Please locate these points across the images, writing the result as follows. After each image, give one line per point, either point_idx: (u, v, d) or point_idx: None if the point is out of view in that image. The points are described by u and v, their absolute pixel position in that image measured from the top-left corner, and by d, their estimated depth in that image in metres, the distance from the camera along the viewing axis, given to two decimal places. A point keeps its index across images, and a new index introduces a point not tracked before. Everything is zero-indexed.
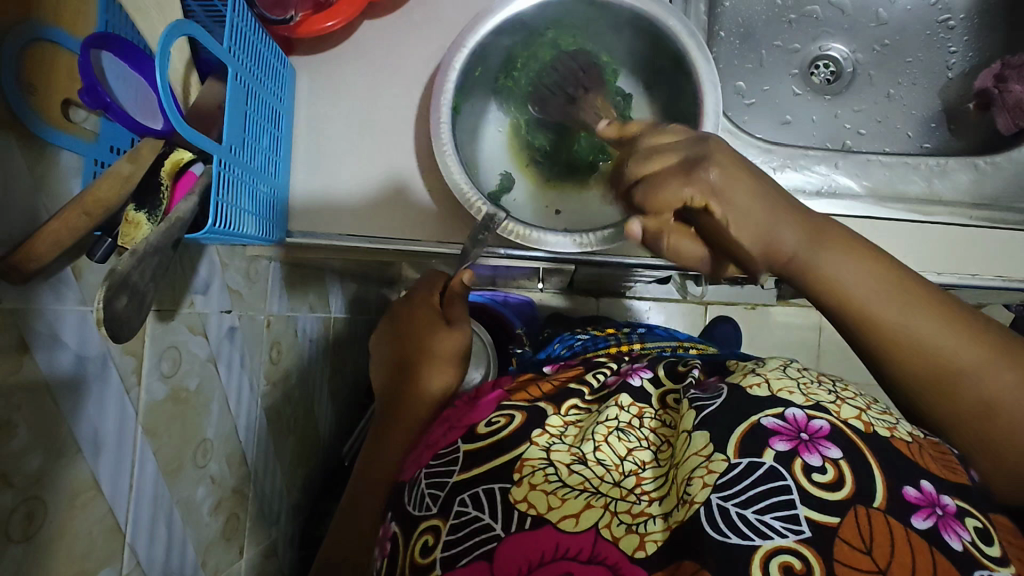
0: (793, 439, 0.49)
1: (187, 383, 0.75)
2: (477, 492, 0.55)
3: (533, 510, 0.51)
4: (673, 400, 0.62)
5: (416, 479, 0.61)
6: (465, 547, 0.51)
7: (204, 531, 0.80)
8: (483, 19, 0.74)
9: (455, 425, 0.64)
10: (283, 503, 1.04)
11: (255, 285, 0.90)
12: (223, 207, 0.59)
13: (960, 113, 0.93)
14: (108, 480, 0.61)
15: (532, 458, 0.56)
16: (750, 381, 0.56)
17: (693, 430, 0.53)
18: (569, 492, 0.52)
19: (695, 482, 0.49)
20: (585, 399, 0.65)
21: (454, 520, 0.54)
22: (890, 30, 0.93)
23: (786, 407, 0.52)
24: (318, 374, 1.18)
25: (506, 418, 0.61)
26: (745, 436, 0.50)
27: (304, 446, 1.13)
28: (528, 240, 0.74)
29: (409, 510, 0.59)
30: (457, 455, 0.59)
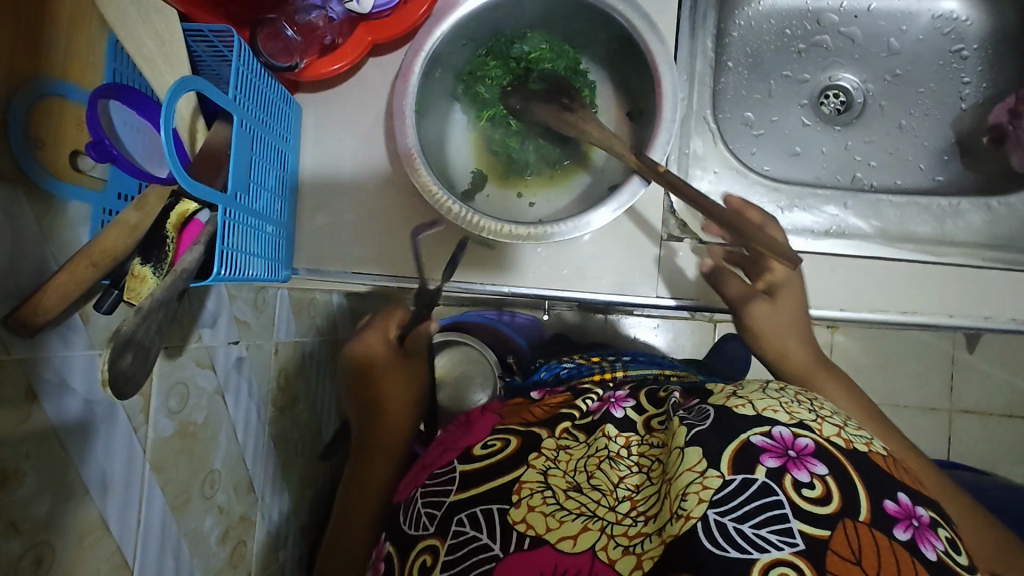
0: (782, 456, 0.47)
1: (195, 417, 0.75)
2: (474, 512, 0.54)
3: (532, 530, 0.51)
4: (658, 422, 0.60)
5: (411, 499, 0.61)
6: (464, 566, 0.51)
7: (211, 560, 0.81)
8: (440, 19, 0.61)
9: (454, 447, 0.64)
10: (291, 526, 1.05)
11: (263, 314, 0.92)
12: (227, 252, 0.59)
13: (974, 146, 0.90)
14: (116, 520, 0.62)
15: (530, 480, 0.55)
16: (733, 401, 0.53)
17: (686, 446, 0.50)
18: (565, 515, 0.52)
19: (690, 497, 0.46)
20: (575, 423, 0.63)
21: (452, 540, 0.53)
22: (903, 59, 0.91)
23: (773, 426, 0.49)
24: (324, 398, 1.18)
25: (502, 443, 0.60)
26: (735, 455, 0.47)
27: (311, 470, 1.13)
28: (504, 236, 0.61)
29: (406, 531, 0.58)
30: (452, 475, 0.59)
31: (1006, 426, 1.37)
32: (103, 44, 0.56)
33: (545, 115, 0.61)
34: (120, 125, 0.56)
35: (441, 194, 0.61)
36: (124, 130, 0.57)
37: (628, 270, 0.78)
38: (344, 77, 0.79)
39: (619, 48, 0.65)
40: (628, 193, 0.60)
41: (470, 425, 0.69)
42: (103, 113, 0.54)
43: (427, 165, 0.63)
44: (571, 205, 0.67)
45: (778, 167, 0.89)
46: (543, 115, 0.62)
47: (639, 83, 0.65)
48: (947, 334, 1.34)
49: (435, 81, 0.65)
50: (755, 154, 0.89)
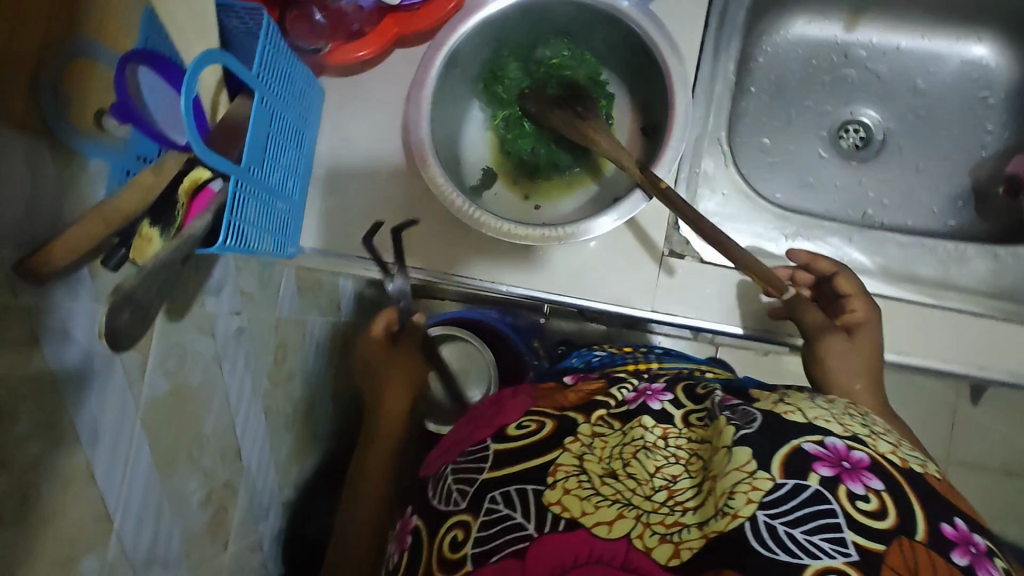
0: (836, 466, 0.46)
1: (191, 380, 0.77)
2: (508, 491, 0.52)
3: (568, 513, 0.48)
4: (697, 419, 0.57)
5: (440, 475, 0.59)
6: (497, 543, 0.49)
7: (191, 521, 0.83)
8: (465, 18, 0.62)
9: (487, 425, 0.61)
10: (273, 499, 1.06)
11: (267, 287, 0.94)
12: (234, 224, 0.60)
13: (989, 197, 0.87)
14: (102, 470, 0.64)
15: (566, 463, 0.52)
16: (783, 408, 0.53)
17: (733, 447, 0.49)
18: (600, 502, 0.49)
19: (738, 496, 0.46)
20: (610, 411, 0.58)
21: (485, 517, 0.51)
22: (928, 101, 0.90)
23: (825, 436, 0.49)
24: (319, 376, 1.19)
25: (537, 426, 0.57)
26: (788, 458, 0.47)
27: (299, 447, 1.14)
28: (502, 234, 0.62)
29: (434, 506, 0.56)
30: (485, 454, 0.56)
31: (1002, 482, 1.34)
32: (138, 12, 0.58)
33: (557, 121, 0.62)
34: (147, 90, 0.58)
35: (447, 187, 0.61)
36: (150, 96, 0.59)
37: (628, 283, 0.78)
38: (369, 65, 0.81)
39: (638, 63, 0.65)
40: (625, 206, 0.60)
41: (501, 405, 0.66)
42: (132, 78, 0.57)
43: (438, 160, 0.63)
44: (574, 213, 0.68)
45: (792, 197, 0.87)
46: (555, 121, 0.62)
47: (654, 98, 0.66)
48: (951, 383, 1.32)
49: (454, 78, 0.66)
50: (768, 181, 0.88)
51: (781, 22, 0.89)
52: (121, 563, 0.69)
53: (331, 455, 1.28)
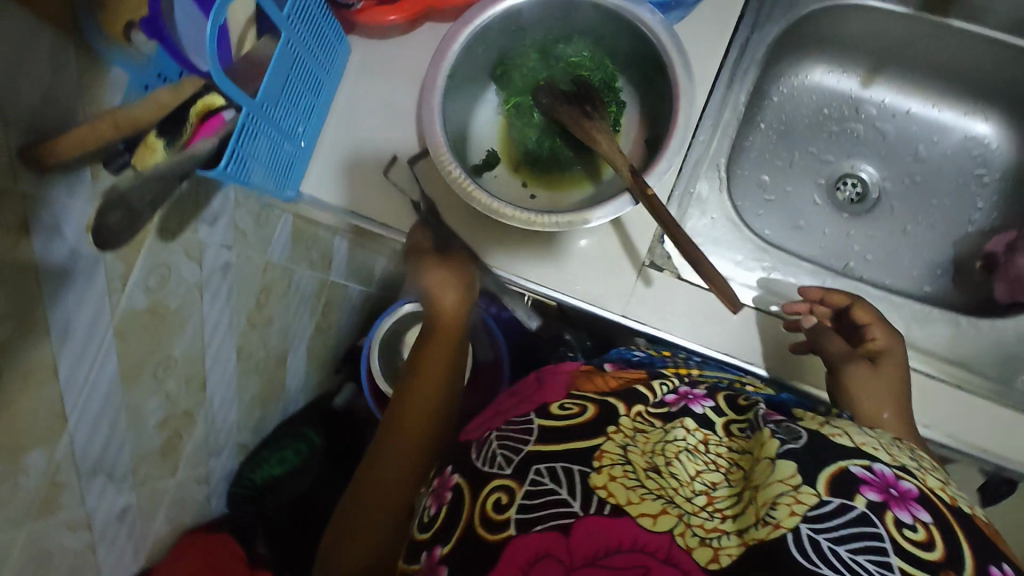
0: (883, 492, 0.48)
1: (169, 302, 0.79)
2: (554, 466, 0.54)
3: (613, 499, 0.50)
4: (738, 429, 0.59)
5: (484, 440, 0.62)
6: (540, 513, 0.50)
7: (144, 440, 0.84)
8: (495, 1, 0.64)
9: (530, 401, 0.66)
10: (231, 438, 1.07)
11: (262, 229, 0.95)
12: (238, 153, 0.62)
13: (965, 271, 0.88)
14: (66, 368, 0.65)
15: (611, 451, 0.55)
16: (832, 430, 0.55)
17: (778, 459, 0.51)
18: (645, 494, 0.50)
19: (781, 507, 0.47)
20: (649, 408, 0.62)
21: (530, 487, 0.53)
22: (929, 169, 0.91)
23: (874, 462, 0.51)
24: (300, 329, 1.19)
25: (579, 408, 0.61)
26: (835, 477, 0.49)
27: (268, 394, 1.15)
28: (489, 211, 0.62)
29: (477, 467, 0.58)
30: (531, 428, 0.59)
31: None
32: None
33: (564, 116, 0.64)
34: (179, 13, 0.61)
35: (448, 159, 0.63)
36: (182, 19, 0.62)
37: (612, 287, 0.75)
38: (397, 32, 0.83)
39: (652, 73, 0.67)
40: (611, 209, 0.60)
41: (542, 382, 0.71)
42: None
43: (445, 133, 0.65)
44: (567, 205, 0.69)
45: (781, 238, 0.89)
46: (562, 115, 0.65)
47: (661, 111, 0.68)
48: None
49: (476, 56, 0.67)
50: (761, 216, 0.89)
51: (806, 66, 0.90)
52: (67, 465, 0.71)
53: (297, 409, 1.28)
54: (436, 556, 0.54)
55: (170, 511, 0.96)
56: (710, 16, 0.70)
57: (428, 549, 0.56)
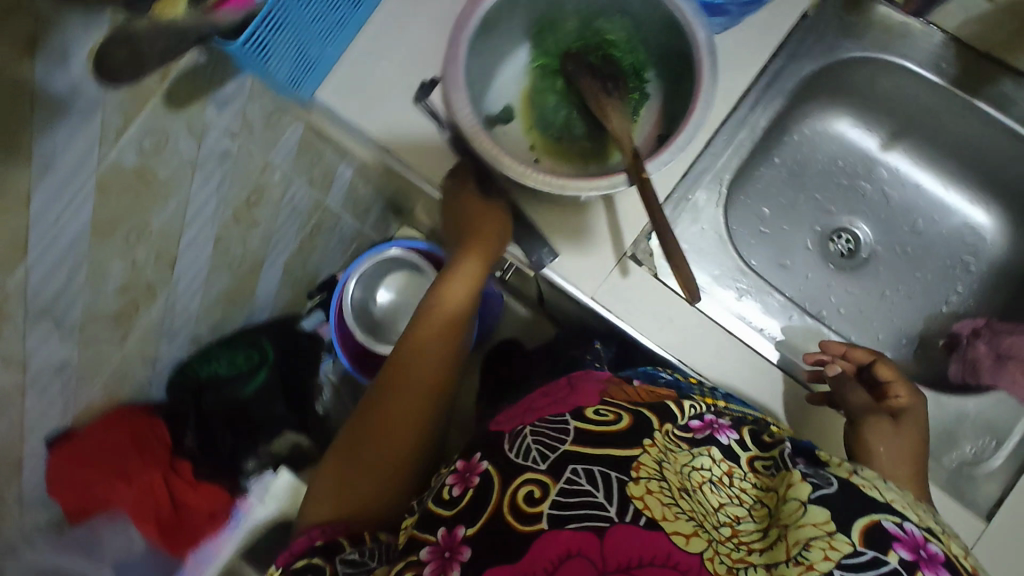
0: (914, 552, 0.49)
1: (158, 170, 0.79)
2: (591, 469, 0.54)
3: (649, 512, 0.50)
4: (762, 466, 0.61)
5: (515, 432, 0.61)
6: (575, 511, 0.51)
7: (101, 300, 0.84)
8: None
9: (562, 401, 0.65)
10: (187, 328, 1.07)
11: (268, 129, 0.95)
12: (258, 36, 0.64)
13: (928, 345, 0.82)
14: (39, 201, 0.65)
15: (647, 464, 0.55)
16: (862, 480, 0.56)
17: (809, 503, 0.53)
18: (679, 513, 0.52)
19: (814, 550, 0.49)
20: (677, 428, 0.62)
21: (565, 485, 0.53)
22: (927, 244, 0.87)
23: (903, 519, 0.52)
24: (282, 242, 1.19)
25: (614, 416, 0.61)
26: (868, 529, 0.50)
27: (234, 296, 1.15)
28: (489, 155, 0.60)
29: (507, 455, 0.58)
30: (567, 428, 0.59)
31: None
32: None
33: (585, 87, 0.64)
34: None
35: (460, 95, 0.62)
36: None
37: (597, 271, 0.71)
38: None
39: (680, 70, 0.67)
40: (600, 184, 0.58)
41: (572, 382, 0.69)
42: None
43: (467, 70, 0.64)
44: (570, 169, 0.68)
45: (764, 271, 0.85)
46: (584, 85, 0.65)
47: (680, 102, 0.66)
48: None
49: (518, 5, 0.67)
50: (750, 245, 0.85)
51: (833, 109, 0.86)
52: (17, 299, 0.70)
53: (259, 321, 1.27)
54: (458, 536, 0.53)
55: (109, 381, 0.95)
56: (752, 32, 0.70)
57: (449, 527, 0.54)
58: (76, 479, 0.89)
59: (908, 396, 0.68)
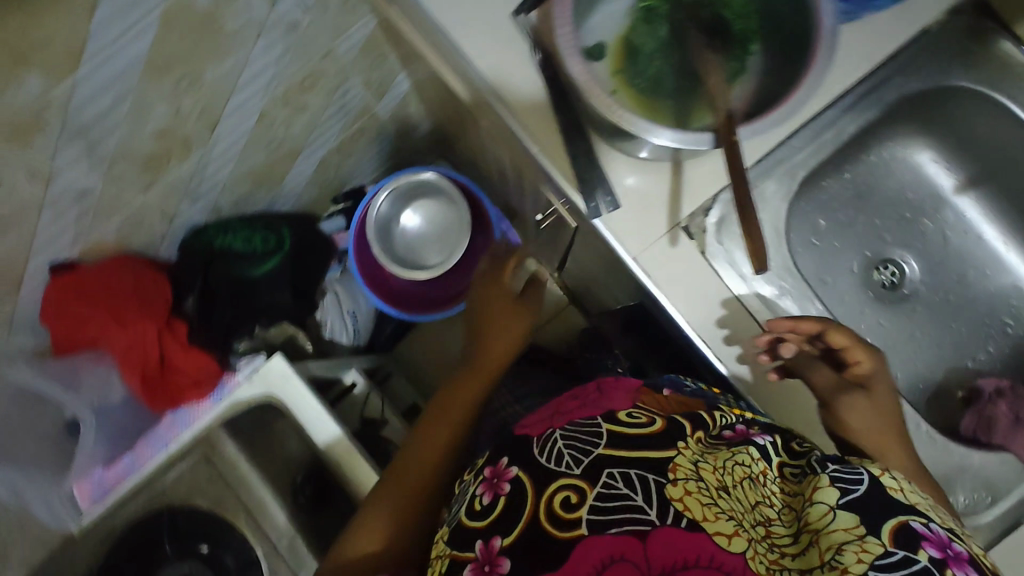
0: (942, 551, 0.46)
1: (226, 20, 0.75)
2: (627, 473, 0.52)
3: (689, 513, 0.48)
4: (793, 473, 0.59)
5: (545, 434, 0.59)
6: (614, 518, 0.49)
7: (138, 140, 0.82)
8: None
9: (592, 405, 0.64)
10: (212, 196, 1.05)
11: (342, 12, 0.91)
12: None
13: (944, 395, 0.79)
14: (103, 13, 0.62)
15: (683, 465, 0.54)
16: (889, 480, 0.52)
17: (837, 506, 0.50)
18: (719, 513, 0.49)
19: (847, 553, 0.46)
20: (707, 435, 0.62)
21: (601, 489, 0.51)
22: (974, 298, 0.82)
23: (929, 520, 0.49)
24: (324, 136, 1.16)
25: (648, 419, 0.60)
26: (896, 530, 0.47)
27: (264, 177, 1.12)
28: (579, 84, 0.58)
29: (539, 462, 0.56)
30: (600, 432, 0.57)
31: None
32: None
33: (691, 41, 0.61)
34: None
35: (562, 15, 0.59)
36: None
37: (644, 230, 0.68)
38: None
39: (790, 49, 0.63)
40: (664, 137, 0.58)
41: (602, 389, 0.69)
42: None
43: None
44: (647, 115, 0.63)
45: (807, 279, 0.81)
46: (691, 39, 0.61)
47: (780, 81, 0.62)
48: None
49: None
50: (798, 252, 0.81)
51: (920, 139, 0.81)
52: (58, 110, 0.68)
53: (281, 210, 1.25)
54: (495, 548, 0.51)
55: (124, 225, 0.93)
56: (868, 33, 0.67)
57: (485, 539, 0.52)
58: (71, 310, 0.89)
59: (874, 359, 0.66)
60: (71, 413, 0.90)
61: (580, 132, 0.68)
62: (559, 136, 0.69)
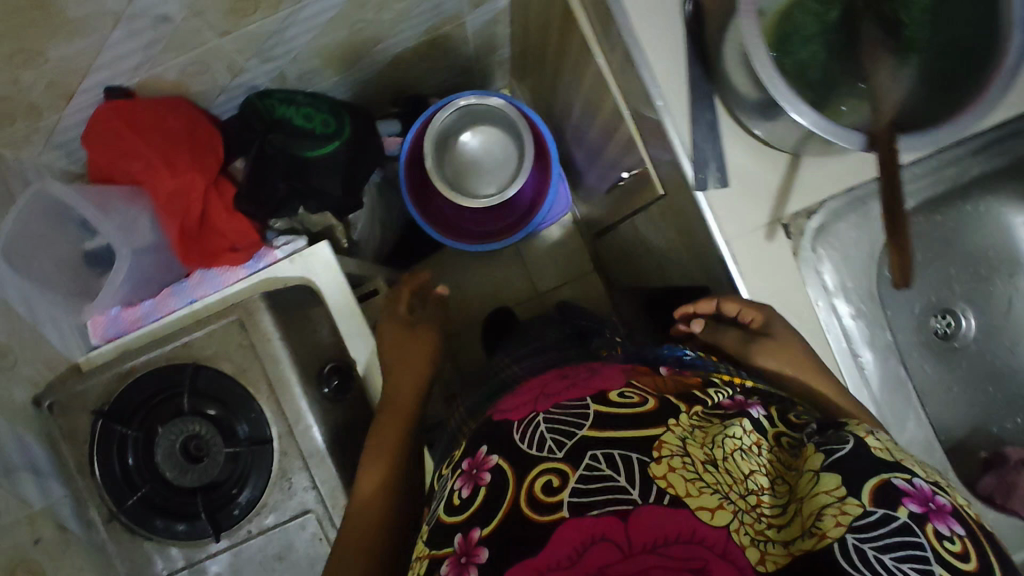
0: (923, 505, 0.45)
1: None
2: (611, 453, 0.51)
3: (672, 489, 0.47)
4: (789, 444, 0.56)
5: (527, 418, 0.58)
6: (596, 498, 0.49)
7: None
8: None
9: (582, 385, 0.62)
10: (283, 61, 0.98)
11: None
12: None
13: (966, 452, 0.79)
14: None
15: (669, 442, 0.52)
16: (873, 441, 0.51)
17: (821, 470, 0.49)
18: (703, 487, 0.48)
19: (826, 517, 0.45)
20: (707, 408, 0.59)
21: (585, 471, 0.51)
22: (1023, 369, 0.81)
23: (913, 475, 0.47)
24: (408, 31, 1.09)
25: (639, 399, 0.57)
26: (876, 489, 0.46)
27: (338, 56, 1.06)
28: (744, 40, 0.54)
29: (520, 447, 0.55)
30: (586, 412, 0.56)
31: None
32: None
33: None
34: None
35: None
36: None
37: (744, 216, 0.65)
38: None
39: None
40: (820, 124, 0.54)
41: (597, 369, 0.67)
42: None
43: None
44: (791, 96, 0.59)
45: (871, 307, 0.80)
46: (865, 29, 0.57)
47: None
48: None
49: None
50: None
51: None
52: None
53: (342, 97, 1.19)
54: (474, 540, 0.50)
55: (190, 65, 0.88)
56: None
57: (463, 532, 0.52)
58: (119, 139, 0.85)
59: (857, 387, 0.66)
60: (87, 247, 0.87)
61: (708, 98, 0.65)
62: (687, 97, 0.65)
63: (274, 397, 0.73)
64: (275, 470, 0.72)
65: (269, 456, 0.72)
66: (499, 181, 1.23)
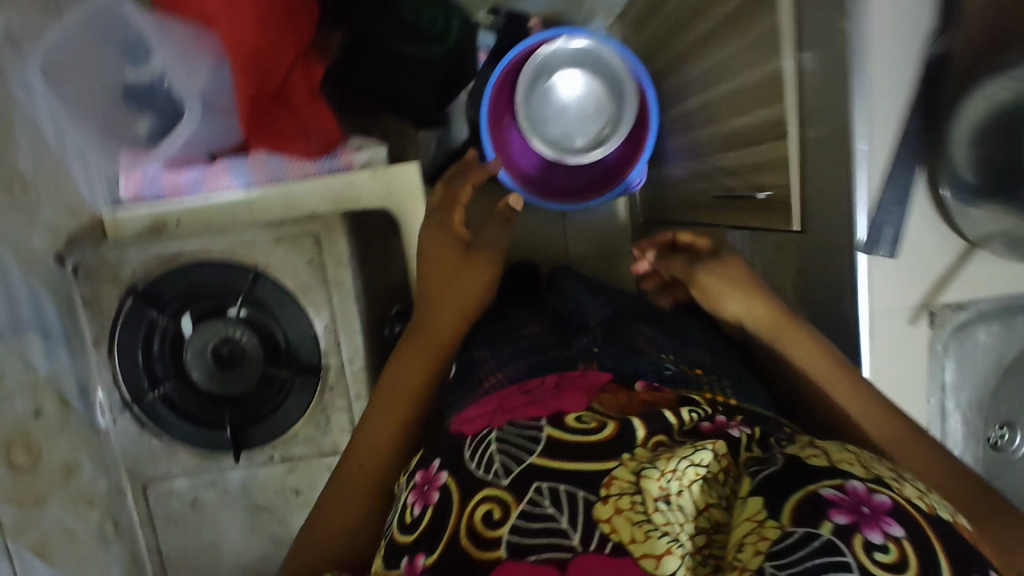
0: (852, 512, 0.34)
1: None
2: (556, 485, 0.40)
3: (615, 535, 0.36)
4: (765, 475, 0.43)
5: (481, 434, 0.45)
6: (536, 544, 0.37)
7: None
8: None
9: (542, 403, 0.48)
10: None
11: None
12: None
13: None
14: None
15: (620, 477, 0.39)
16: (805, 449, 0.40)
17: (751, 485, 0.38)
18: (651, 531, 0.36)
19: (746, 547, 0.34)
20: (671, 437, 0.44)
21: (528, 506, 0.39)
22: None
23: (847, 478, 0.36)
24: None
25: (597, 423, 0.44)
26: (799, 502, 0.35)
27: None
28: None
29: (467, 465, 0.43)
30: (538, 437, 0.43)
31: None
32: None
33: None
34: None
35: None
36: None
37: (899, 291, 0.60)
38: None
39: None
40: None
41: (561, 387, 0.51)
42: None
43: None
44: None
45: None
46: None
47: None
48: None
49: None
50: None
51: None
52: None
53: None
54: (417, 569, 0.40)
55: None
56: None
57: (410, 555, 0.41)
58: None
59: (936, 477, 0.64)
60: (123, 80, 0.69)
61: (912, 159, 0.58)
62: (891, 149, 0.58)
63: (331, 327, 0.65)
64: (314, 403, 0.66)
65: (310, 387, 0.66)
66: (585, 131, 1.12)
